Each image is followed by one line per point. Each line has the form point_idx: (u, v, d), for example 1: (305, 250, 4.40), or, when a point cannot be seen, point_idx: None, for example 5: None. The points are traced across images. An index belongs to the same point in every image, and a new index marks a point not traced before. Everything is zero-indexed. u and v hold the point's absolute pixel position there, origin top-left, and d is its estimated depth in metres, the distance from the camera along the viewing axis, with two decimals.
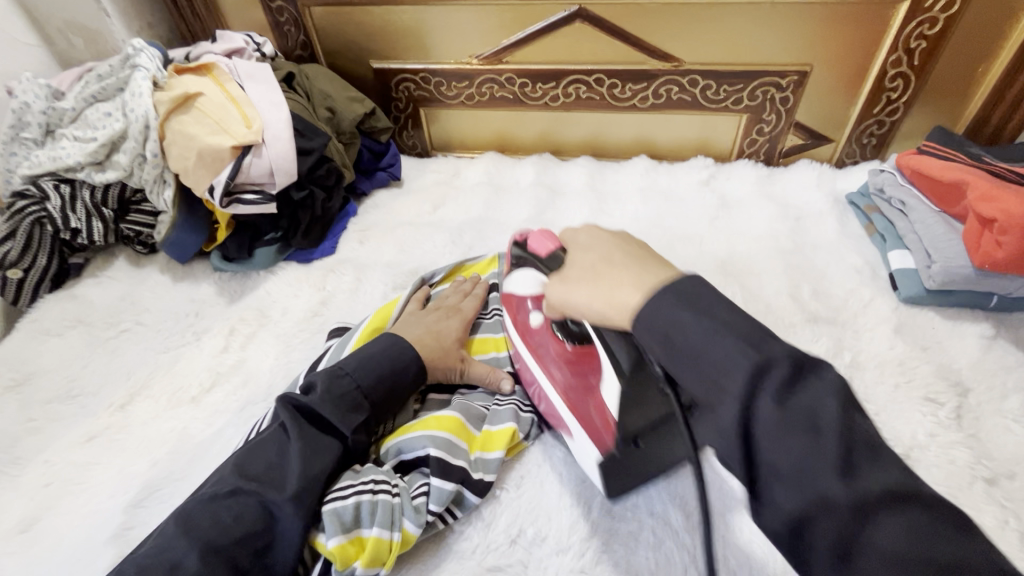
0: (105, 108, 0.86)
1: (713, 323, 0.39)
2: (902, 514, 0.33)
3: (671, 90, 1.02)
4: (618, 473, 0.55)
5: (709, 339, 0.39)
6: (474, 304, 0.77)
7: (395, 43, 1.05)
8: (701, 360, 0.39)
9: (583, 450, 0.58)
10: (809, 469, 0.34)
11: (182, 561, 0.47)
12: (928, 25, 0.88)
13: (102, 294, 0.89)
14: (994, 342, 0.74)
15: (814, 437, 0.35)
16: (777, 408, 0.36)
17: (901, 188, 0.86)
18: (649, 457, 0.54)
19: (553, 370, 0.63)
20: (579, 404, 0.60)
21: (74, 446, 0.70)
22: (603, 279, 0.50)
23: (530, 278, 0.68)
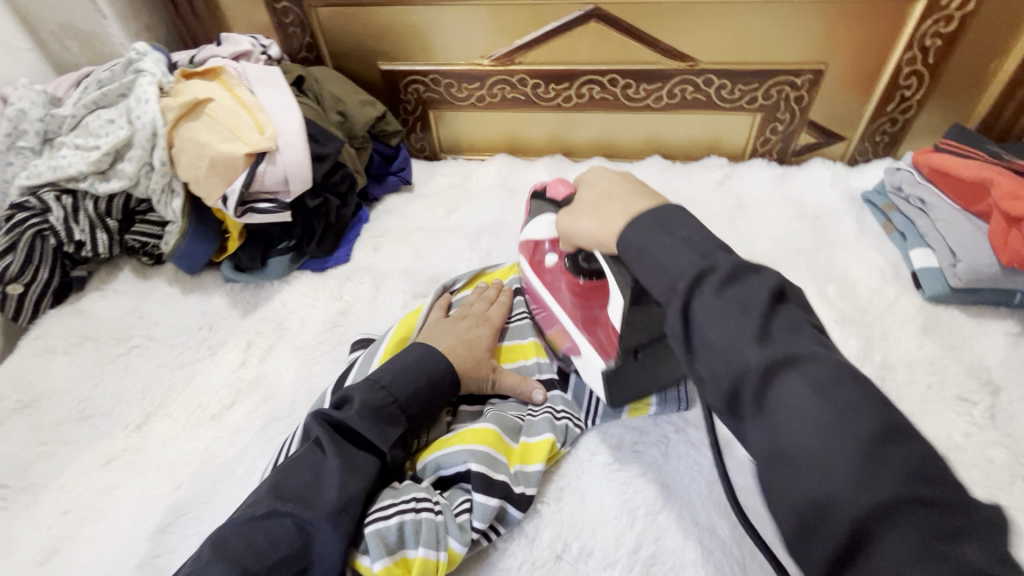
0: (106, 115, 0.83)
1: (734, 308, 0.40)
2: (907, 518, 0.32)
3: (685, 90, 1.01)
4: (622, 383, 0.62)
5: (737, 329, 0.39)
6: (500, 312, 0.75)
7: (404, 44, 1.03)
8: (725, 351, 0.39)
9: (590, 366, 0.63)
10: (824, 463, 0.34)
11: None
12: (943, 23, 0.88)
13: (108, 309, 0.86)
14: (1020, 339, 0.75)
15: (828, 432, 0.35)
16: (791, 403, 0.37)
17: (919, 186, 0.86)
18: (648, 364, 0.61)
19: (562, 295, 0.67)
20: (587, 331, 0.64)
21: (91, 470, 0.67)
22: (601, 211, 0.54)
23: (544, 222, 0.68)
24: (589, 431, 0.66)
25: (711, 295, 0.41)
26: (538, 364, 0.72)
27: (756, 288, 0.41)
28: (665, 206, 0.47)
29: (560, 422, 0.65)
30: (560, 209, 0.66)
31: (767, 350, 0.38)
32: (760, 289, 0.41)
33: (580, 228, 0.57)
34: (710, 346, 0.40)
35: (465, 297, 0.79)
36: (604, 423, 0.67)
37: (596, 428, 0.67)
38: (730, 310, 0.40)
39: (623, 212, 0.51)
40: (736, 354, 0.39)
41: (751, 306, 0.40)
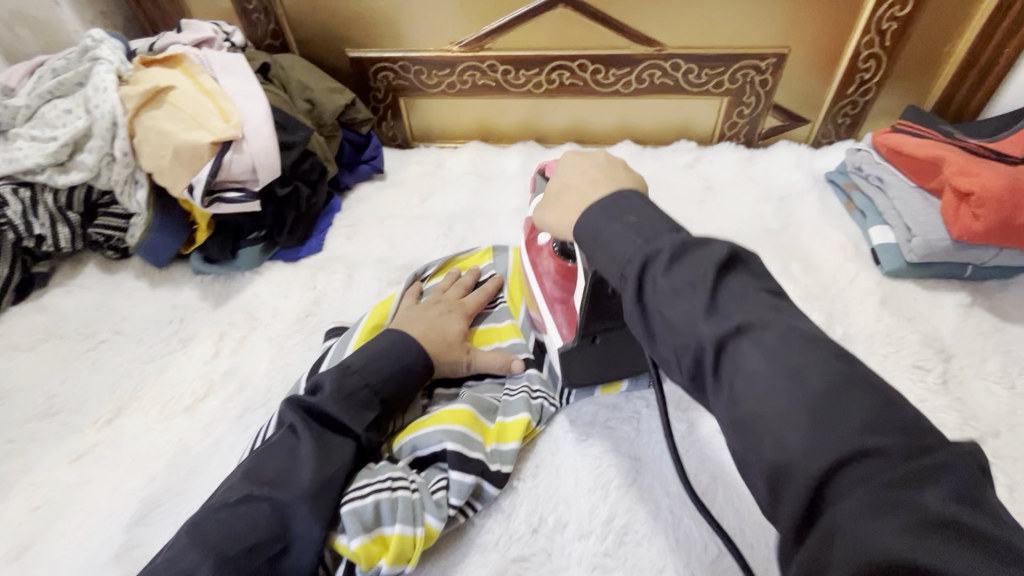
0: (64, 105, 0.80)
1: (684, 284, 0.40)
2: (866, 465, 0.30)
3: (653, 75, 1.03)
4: (578, 364, 0.63)
5: (636, 232, 0.44)
6: (476, 298, 0.75)
7: (372, 30, 1.01)
8: (666, 317, 0.40)
9: (552, 343, 0.65)
10: (786, 423, 0.34)
11: (194, 570, 0.45)
12: (898, 8, 0.90)
13: (73, 304, 0.84)
14: (971, 309, 0.78)
15: (794, 383, 0.34)
16: (757, 369, 0.35)
17: (879, 166, 0.89)
18: (605, 348, 0.62)
19: (543, 278, 0.67)
20: (555, 311, 0.65)
21: (62, 466, 0.66)
22: (562, 202, 0.54)
23: (541, 200, 0.69)
24: (563, 409, 0.68)
25: (663, 275, 0.41)
26: (515, 344, 0.73)
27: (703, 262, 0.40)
28: (621, 193, 0.48)
29: (535, 401, 0.66)
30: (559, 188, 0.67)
31: (718, 324, 0.38)
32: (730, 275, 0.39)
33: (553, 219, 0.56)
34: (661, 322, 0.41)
35: (437, 285, 0.79)
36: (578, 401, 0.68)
37: (571, 406, 0.68)
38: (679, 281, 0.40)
39: (579, 206, 0.52)
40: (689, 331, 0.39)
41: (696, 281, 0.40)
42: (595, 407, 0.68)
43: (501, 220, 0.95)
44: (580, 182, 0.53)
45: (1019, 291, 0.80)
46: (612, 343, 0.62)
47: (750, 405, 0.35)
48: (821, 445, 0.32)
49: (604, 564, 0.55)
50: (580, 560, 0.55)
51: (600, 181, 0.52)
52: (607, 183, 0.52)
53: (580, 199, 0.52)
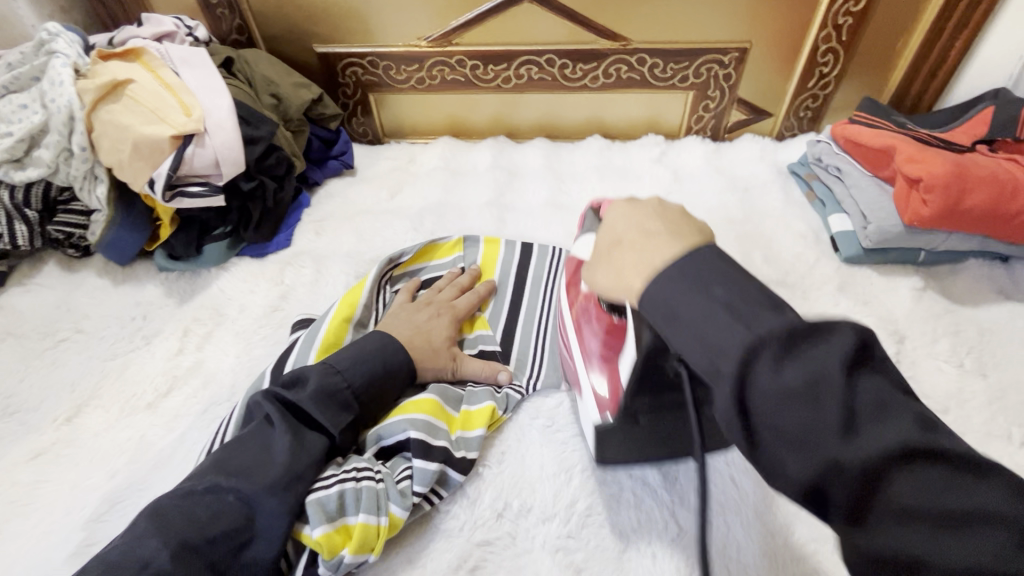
0: (18, 99, 0.78)
1: (802, 387, 0.32)
2: None
3: (620, 69, 1.04)
4: (617, 441, 0.57)
5: (671, 265, 0.42)
6: (467, 302, 0.75)
7: (338, 25, 1.01)
8: (809, 440, 0.32)
9: (588, 412, 0.61)
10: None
11: (152, 559, 0.43)
12: (852, 2, 0.93)
13: (32, 303, 0.82)
14: (924, 292, 0.81)
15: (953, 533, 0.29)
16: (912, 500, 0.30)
17: (837, 156, 0.92)
18: (652, 432, 0.55)
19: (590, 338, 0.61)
20: (601, 370, 0.59)
21: (18, 465, 0.65)
22: (617, 261, 0.46)
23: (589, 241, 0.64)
24: (530, 396, 0.69)
25: (769, 371, 0.34)
26: (484, 336, 0.74)
27: (825, 356, 0.33)
28: (688, 251, 0.41)
29: (501, 393, 0.67)
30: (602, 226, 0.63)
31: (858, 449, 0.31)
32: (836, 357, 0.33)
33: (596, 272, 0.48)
34: (785, 439, 0.33)
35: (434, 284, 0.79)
36: (545, 390, 0.69)
37: (538, 393, 0.69)
38: (798, 371, 0.33)
39: (646, 268, 0.42)
40: (817, 446, 0.32)
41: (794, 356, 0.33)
42: (563, 394, 0.69)
43: (471, 215, 0.96)
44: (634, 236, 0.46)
45: (969, 274, 0.82)
46: (654, 423, 0.54)
47: (934, 506, 0.30)
48: None
49: (567, 545, 0.56)
50: (543, 543, 0.56)
51: (661, 235, 0.44)
52: (674, 239, 0.43)
53: (639, 260, 0.43)
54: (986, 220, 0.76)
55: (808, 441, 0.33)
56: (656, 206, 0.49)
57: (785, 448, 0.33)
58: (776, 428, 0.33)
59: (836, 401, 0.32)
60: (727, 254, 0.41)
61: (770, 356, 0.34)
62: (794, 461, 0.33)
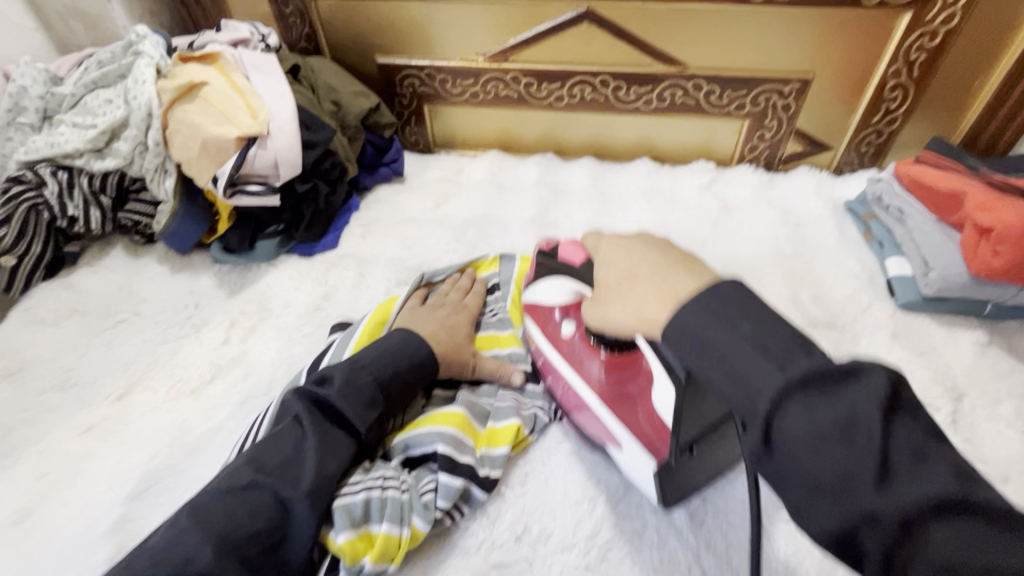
0: (105, 94, 0.85)
1: (727, 327, 0.40)
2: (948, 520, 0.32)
3: (675, 94, 1.03)
4: (677, 481, 0.55)
5: (746, 340, 0.39)
6: (476, 300, 0.78)
7: (401, 38, 1.04)
8: (727, 369, 0.39)
9: (635, 463, 0.57)
10: (847, 478, 0.34)
11: (195, 556, 0.45)
12: (928, 38, 0.89)
13: (97, 284, 0.88)
14: (988, 348, 0.76)
15: (846, 442, 0.34)
16: (807, 423, 0.35)
17: (898, 197, 0.88)
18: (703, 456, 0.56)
19: (589, 368, 0.61)
20: (623, 414, 0.59)
21: (71, 437, 0.69)
22: (636, 297, 0.48)
23: (560, 287, 0.65)
24: (557, 417, 0.68)
25: (797, 408, 0.36)
26: (514, 353, 0.74)
27: (858, 398, 0.35)
28: (715, 284, 0.42)
29: (527, 411, 0.67)
30: (580, 275, 0.64)
31: (773, 377, 0.37)
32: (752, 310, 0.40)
33: (609, 313, 0.52)
34: (819, 481, 0.35)
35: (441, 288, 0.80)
36: None
37: (565, 415, 0.68)
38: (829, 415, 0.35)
39: (664, 299, 0.45)
40: (849, 492, 0.34)
41: (744, 318, 0.40)
42: None
43: (513, 229, 0.96)
44: (649, 272, 0.48)
45: None
46: (708, 449, 0.55)
47: (831, 420, 0.35)
48: (882, 497, 0.33)
49: None
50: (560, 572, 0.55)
51: (678, 268, 0.47)
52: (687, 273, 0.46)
53: (664, 287, 0.46)
54: None
55: (841, 489, 0.34)
56: (653, 240, 0.53)
57: (807, 489, 0.36)
58: (807, 469, 0.35)
59: (873, 451, 0.34)
60: (743, 282, 0.42)
61: (800, 402, 0.36)
62: (823, 504, 0.35)
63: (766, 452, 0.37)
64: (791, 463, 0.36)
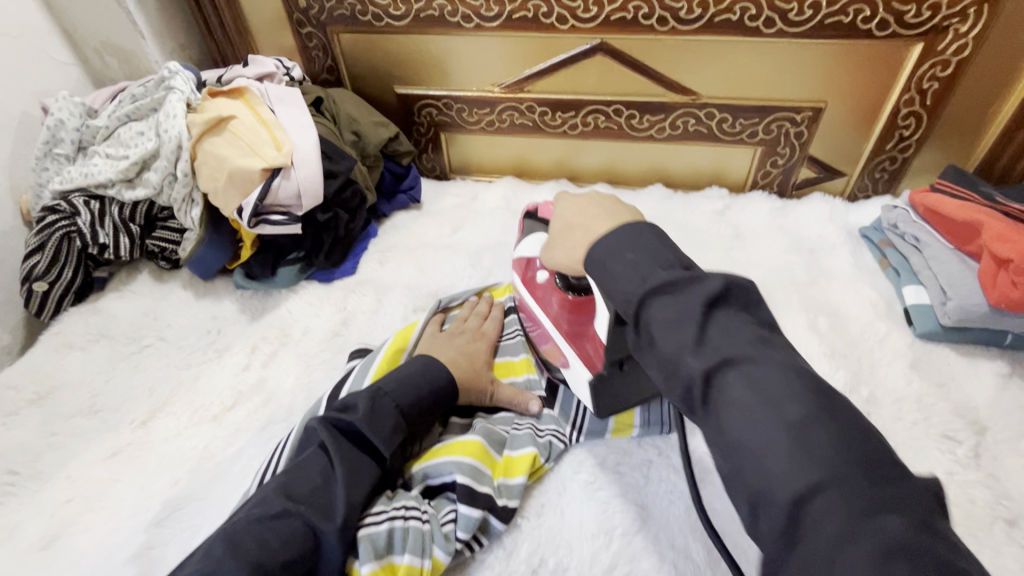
0: (137, 127, 0.88)
1: (686, 316, 0.43)
2: (838, 493, 0.35)
3: (688, 122, 1.04)
4: (607, 395, 0.65)
5: (682, 318, 0.43)
6: (494, 326, 0.79)
7: (419, 70, 1.08)
8: (666, 353, 0.44)
9: (577, 376, 0.67)
10: (761, 451, 0.38)
11: None
12: (940, 68, 0.90)
13: (124, 309, 0.90)
14: (1010, 380, 0.75)
15: (765, 414, 0.39)
16: (733, 396, 0.40)
17: (915, 225, 0.87)
18: (633, 376, 0.65)
19: (550, 304, 0.71)
20: (573, 343, 0.67)
21: (96, 461, 0.71)
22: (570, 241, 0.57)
23: (535, 241, 0.75)
24: (572, 447, 0.68)
25: (659, 308, 0.45)
26: (530, 380, 0.75)
27: (779, 384, 0.39)
28: (628, 225, 0.51)
29: (543, 439, 0.67)
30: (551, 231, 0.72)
31: (704, 357, 0.42)
32: (698, 295, 0.44)
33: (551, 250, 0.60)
34: (739, 448, 0.39)
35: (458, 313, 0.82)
36: (588, 442, 0.69)
37: (580, 445, 0.68)
38: (751, 391, 0.40)
39: (585, 241, 0.55)
40: (757, 464, 0.38)
41: (691, 316, 0.43)
42: (607, 449, 0.68)
43: None
44: (582, 221, 0.58)
45: None
46: (634, 369, 0.65)
47: (761, 397, 0.39)
48: (792, 470, 0.37)
49: None
50: None
51: (600, 216, 0.57)
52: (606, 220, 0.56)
53: (586, 234, 0.56)
54: None
55: (753, 456, 0.38)
56: (629, 227, 0.51)
57: (734, 458, 0.40)
58: (732, 436, 0.40)
59: (783, 425, 0.38)
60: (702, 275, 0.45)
61: (734, 377, 0.41)
62: (748, 469, 0.39)
63: (704, 410, 0.42)
64: (721, 432, 0.41)
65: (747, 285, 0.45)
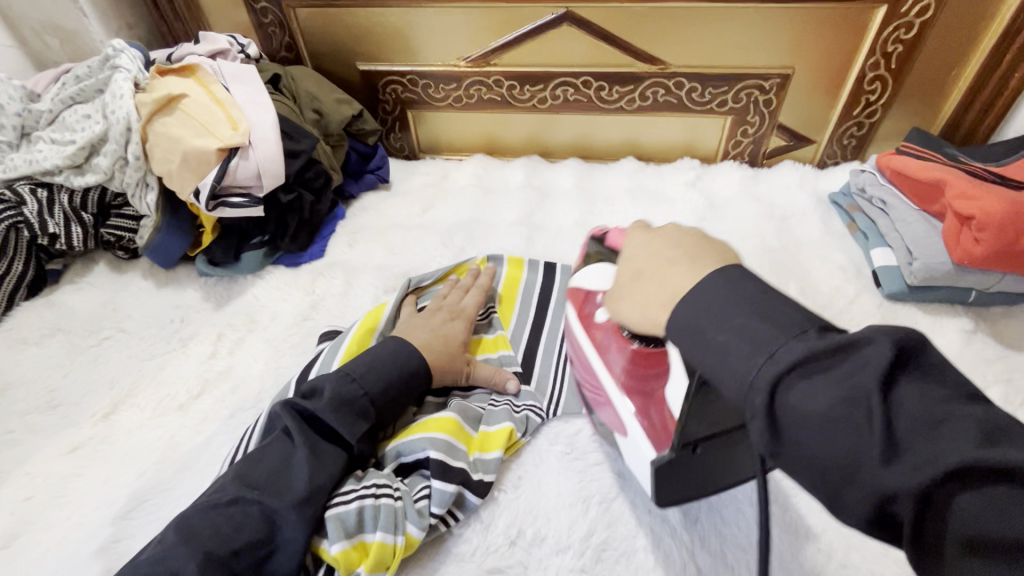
0: (83, 110, 0.83)
1: (737, 329, 0.39)
2: (975, 491, 0.29)
3: (657, 92, 1.03)
4: (680, 484, 0.52)
5: (743, 340, 0.38)
6: (474, 301, 0.76)
7: (382, 45, 1.04)
8: (728, 363, 0.38)
9: (639, 452, 0.55)
10: (856, 461, 0.33)
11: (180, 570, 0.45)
12: (903, 30, 0.90)
13: (81, 301, 0.86)
14: (974, 335, 0.77)
15: (851, 423, 0.33)
16: (805, 403, 0.34)
17: (881, 188, 0.88)
18: (707, 459, 0.51)
19: (613, 359, 0.59)
20: (636, 405, 0.56)
21: (57, 457, 0.68)
22: (639, 295, 0.47)
23: (599, 274, 0.65)
24: (550, 420, 0.68)
25: (693, 313, 0.41)
26: (505, 356, 0.74)
27: (859, 374, 0.34)
28: (710, 276, 0.42)
29: (519, 414, 0.66)
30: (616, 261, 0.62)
31: (768, 366, 0.36)
32: (748, 300, 0.40)
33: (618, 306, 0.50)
34: (827, 462, 0.34)
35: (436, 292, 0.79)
36: (565, 415, 0.69)
37: (558, 418, 0.68)
38: (831, 395, 0.34)
39: (665, 300, 0.44)
40: (860, 478, 0.33)
41: (733, 315, 0.39)
42: (583, 420, 0.68)
43: (500, 232, 0.96)
44: (655, 267, 0.47)
45: (1023, 317, 0.78)
46: (713, 453, 0.51)
47: (834, 400, 0.34)
48: (905, 476, 0.31)
49: None
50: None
51: (680, 263, 0.45)
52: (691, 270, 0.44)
53: (662, 290, 0.45)
54: None
55: (852, 473, 0.33)
56: (728, 283, 0.41)
57: (830, 478, 0.34)
58: (816, 452, 0.34)
59: (876, 424, 0.32)
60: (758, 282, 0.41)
61: (803, 384, 0.35)
62: (850, 487, 0.33)
63: (779, 437, 0.36)
64: (806, 452, 0.35)
65: (920, 345, 0.35)
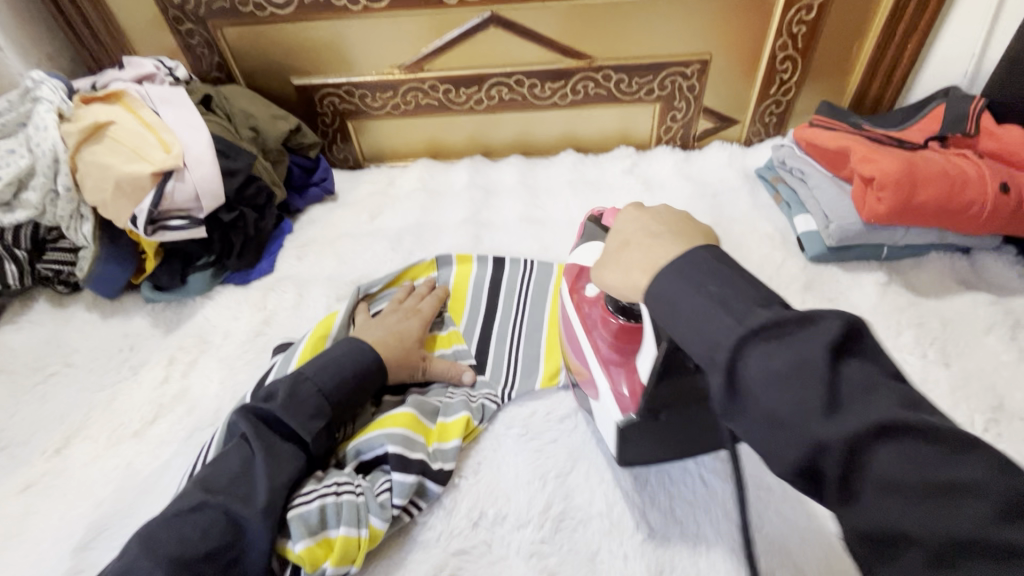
0: (6, 146, 0.81)
1: (687, 272, 0.44)
2: (778, 349, 0.37)
3: (587, 86, 1.08)
4: (636, 444, 0.57)
5: (712, 311, 0.41)
6: (431, 304, 0.78)
7: (314, 59, 1.05)
8: (670, 301, 0.43)
9: (606, 415, 0.59)
10: (706, 327, 0.41)
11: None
12: (805, 12, 0.97)
13: (23, 340, 0.84)
14: (888, 286, 0.83)
15: (719, 304, 0.41)
16: (699, 300, 0.42)
17: (799, 159, 0.95)
18: (672, 427, 0.55)
19: (598, 333, 0.63)
20: (610, 373, 0.60)
21: (9, 498, 0.67)
22: (625, 261, 0.51)
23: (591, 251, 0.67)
24: (505, 406, 0.71)
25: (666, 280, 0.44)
26: (460, 351, 0.76)
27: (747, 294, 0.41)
28: (698, 250, 0.45)
29: (476, 403, 0.69)
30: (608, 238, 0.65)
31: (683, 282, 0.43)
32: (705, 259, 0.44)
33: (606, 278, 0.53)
34: (692, 333, 0.41)
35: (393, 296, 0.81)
36: (519, 400, 0.71)
37: (512, 403, 0.71)
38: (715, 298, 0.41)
39: (648, 266, 0.48)
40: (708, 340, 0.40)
41: (714, 282, 0.42)
42: (535, 403, 0.71)
43: (448, 232, 0.99)
44: (642, 239, 0.51)
45: (929, 266, 0.85)
46: (675, 421, 0.54)
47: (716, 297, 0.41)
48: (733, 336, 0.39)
49: (541, 550, 0.57)
50: (518, 549, 0.58)
51: (665, 237, 0.50)
52: (675, 243, 0.48)
53: (645, 258, 0.49)
54: (939, 214, 0.79)
55: (701, 335, 0.41)
56: (713, 256, 0.44)
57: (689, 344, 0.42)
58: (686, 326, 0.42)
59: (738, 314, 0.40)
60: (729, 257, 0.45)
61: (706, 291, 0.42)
62: (702, 348, 0.41)
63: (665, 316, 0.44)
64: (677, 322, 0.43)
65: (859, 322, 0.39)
